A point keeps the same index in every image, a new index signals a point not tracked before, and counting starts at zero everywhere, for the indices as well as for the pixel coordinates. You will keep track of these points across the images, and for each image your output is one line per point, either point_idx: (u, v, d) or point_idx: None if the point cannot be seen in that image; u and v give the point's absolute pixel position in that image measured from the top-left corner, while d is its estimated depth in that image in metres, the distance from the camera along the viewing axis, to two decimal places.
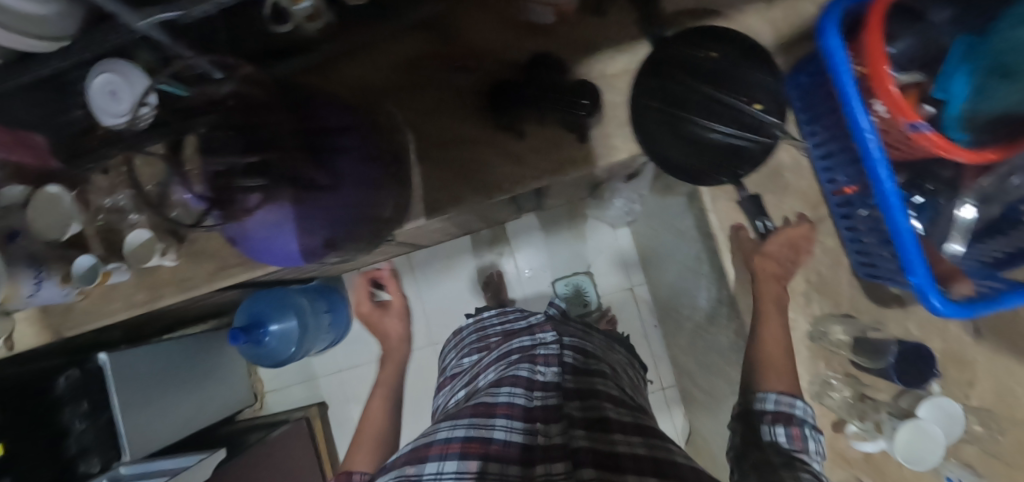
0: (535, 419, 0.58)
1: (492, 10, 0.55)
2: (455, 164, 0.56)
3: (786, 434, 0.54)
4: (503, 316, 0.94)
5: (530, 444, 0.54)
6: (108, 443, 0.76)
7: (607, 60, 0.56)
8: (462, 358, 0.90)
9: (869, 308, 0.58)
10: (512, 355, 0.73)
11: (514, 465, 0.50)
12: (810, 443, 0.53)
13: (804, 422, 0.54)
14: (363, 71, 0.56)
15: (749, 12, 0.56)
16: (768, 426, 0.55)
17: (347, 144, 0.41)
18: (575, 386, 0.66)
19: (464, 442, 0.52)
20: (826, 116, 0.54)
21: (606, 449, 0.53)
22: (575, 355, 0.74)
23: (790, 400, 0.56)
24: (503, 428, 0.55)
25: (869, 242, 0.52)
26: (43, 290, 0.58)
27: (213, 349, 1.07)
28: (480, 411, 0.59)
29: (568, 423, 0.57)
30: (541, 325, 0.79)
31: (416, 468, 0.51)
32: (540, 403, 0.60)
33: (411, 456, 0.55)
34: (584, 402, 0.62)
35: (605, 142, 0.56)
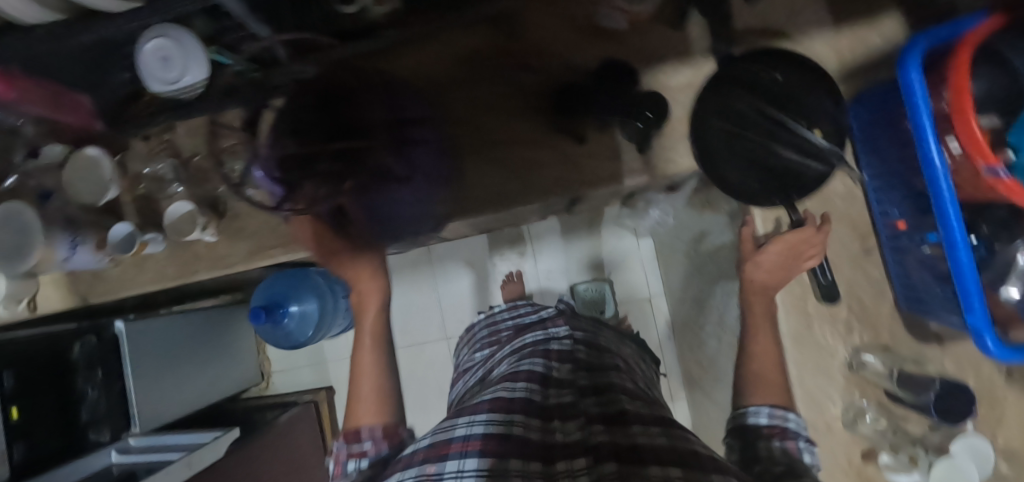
0: (552, 416, 0.45)
1: (561, 11, 0.54)
2: (508, 165, 0.55)
3: (782, 446, 0.46)
4: (514, 311, 0.89)
5: (546, 442, 0.40)
6: (119, 414, 0.74)
7: (673, 72, 0.56)
8: (474, 353, 0.82)
9: (909, 344, 0.59)
10: (526, 350, 0.64)
11: (535, 462, 0.36)
12: (806, 456, 0.46)
13: (798, 436, 0.48)
14: (424, 61, 0.56)
15: (816, 38, 0.56)
16: (763, 440, 0.48)
17: (419, 137, 0.45)
18: (589, 381, 0.53)
19: (485, 437, 0.38)
20: (886, 149, 0.54)
21: (627, 441, 0.38)
22: (587, 352, 0.64)
23: (782, 411, 0.50)
24: (522, 423, 0.41)
25: (920, 277, 0.53)
26: (77, 255, 0.56)
27: (226, 324, 1.05)
28: (499, 402, 0.45)
29: (585, 418, 0.44)
30: (553, 321, 0.75)
31: (436, 468, 0.37)
32: (556, 400, 0.48)
33: (427, 454, 0.40)
34: (601, 396, 0.48)
35: (663, 155, 0.57)
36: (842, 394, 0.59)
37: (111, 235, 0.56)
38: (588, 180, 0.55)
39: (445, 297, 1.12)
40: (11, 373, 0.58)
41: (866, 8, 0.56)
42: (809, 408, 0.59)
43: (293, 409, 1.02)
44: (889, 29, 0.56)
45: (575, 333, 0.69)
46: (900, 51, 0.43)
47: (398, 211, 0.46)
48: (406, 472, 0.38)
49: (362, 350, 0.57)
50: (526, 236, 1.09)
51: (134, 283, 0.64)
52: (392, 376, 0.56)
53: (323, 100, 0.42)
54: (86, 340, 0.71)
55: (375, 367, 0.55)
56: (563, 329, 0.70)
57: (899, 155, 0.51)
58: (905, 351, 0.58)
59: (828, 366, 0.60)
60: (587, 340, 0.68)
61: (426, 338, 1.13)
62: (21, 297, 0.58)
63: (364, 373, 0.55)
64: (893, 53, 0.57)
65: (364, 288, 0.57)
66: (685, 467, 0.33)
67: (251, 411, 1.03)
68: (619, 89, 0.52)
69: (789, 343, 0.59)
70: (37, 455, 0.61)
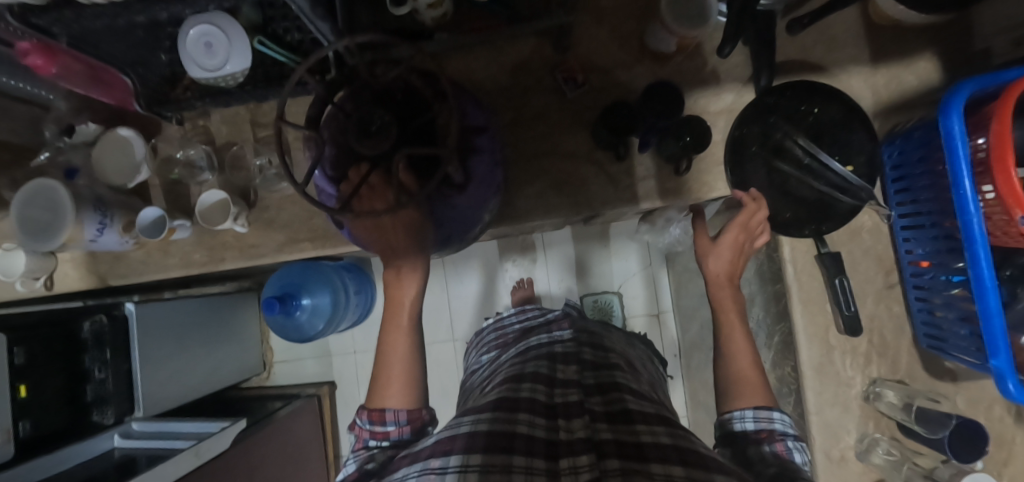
0: (557, 415, 0.38)
1: (607, 31, 0.58)
2: (549, 175, 0.59)
3: (771, 450, 0.40)
4: (523, 313, 0.83)
5: (549, 439, 0.33)
6: (125, 396, 0.73)
7: (711, 98, 0.58)
8: (481, 355, 0.78)
9: (924, 378, 0.61)
10: (531, 352, 0.57)
11: (539, 459, 0.29)
12: (798, 457, 0.40)
13: (787, 436, 0.41)
14: (473, 68, 0.59)
15: (853, 73, 0.58)
16: (750, 447, 0.41)
17: (482, 146, 0.45)
18: (594, 381, 0.47)
19: (488, 437, 0.32)
20: (913, 189, 0.56)
21: (630, 438, 0.32)
22: (591, 350, 0.57)
23: (766, 411, 0.43)
24: (526, 421, 0.35)
25: (940, 316, 0.55)
26: (104, 236, 0.55)
27: (231, 311, 1.04)
28: (503, 402, 0.39)
29: (591, 417, 0.37)
30: (558, 323, 0.68)
31: (439, 463, 0.31)
32: (561, 399, 0.41)
33: (431, 451, 0.33)
34: (608, 396, 0.42)
35: (697, 178, 0.59)
36: (856, 424, 0.62)
37: (141, 218, 0.56)
38: (624, 198, 0.58)
39: (455, 299, 1.12)
40: (23, 350, 0.57)
41: (903, 47, 0.57)
42: (823, 436, 0.62)
43: (297, 402, 1.02)
44: (924, 69, 0.58)
45: (580, 334, 0.63)
46: (944, 94, 0.44)
47: (448, 218, 0.45)
48: (406, 470, 0.32)
49: (393, 329, 0.48)
50: (540, 243, 1.10)
51: (159, 267, 0.63)
52: (422, 357, 0.49)
53: (382, 100, 0.39)
54: (96, 319, 0.69)
55: (407, 347, 0.47)
56: (569, 331, 0.63)
57: (932, 195, 0.52)
58: (921, 385, 0.61)
59: (844, 396, 0.62)
60: (592, 343, 0.60)
61: (435, 338, 1.13)
62: (38, 275, 0.61)
63: (392, 355, 0.47)
64: (927, 93, 0.58)
65: (405, 267, 0.46)
66: (690, 466, 0.28)
67: (253, 401, 1.02)
68: (666, 110, 0.53)
69: (808, 373, 0.62)
70: (42, 433, 0.60)
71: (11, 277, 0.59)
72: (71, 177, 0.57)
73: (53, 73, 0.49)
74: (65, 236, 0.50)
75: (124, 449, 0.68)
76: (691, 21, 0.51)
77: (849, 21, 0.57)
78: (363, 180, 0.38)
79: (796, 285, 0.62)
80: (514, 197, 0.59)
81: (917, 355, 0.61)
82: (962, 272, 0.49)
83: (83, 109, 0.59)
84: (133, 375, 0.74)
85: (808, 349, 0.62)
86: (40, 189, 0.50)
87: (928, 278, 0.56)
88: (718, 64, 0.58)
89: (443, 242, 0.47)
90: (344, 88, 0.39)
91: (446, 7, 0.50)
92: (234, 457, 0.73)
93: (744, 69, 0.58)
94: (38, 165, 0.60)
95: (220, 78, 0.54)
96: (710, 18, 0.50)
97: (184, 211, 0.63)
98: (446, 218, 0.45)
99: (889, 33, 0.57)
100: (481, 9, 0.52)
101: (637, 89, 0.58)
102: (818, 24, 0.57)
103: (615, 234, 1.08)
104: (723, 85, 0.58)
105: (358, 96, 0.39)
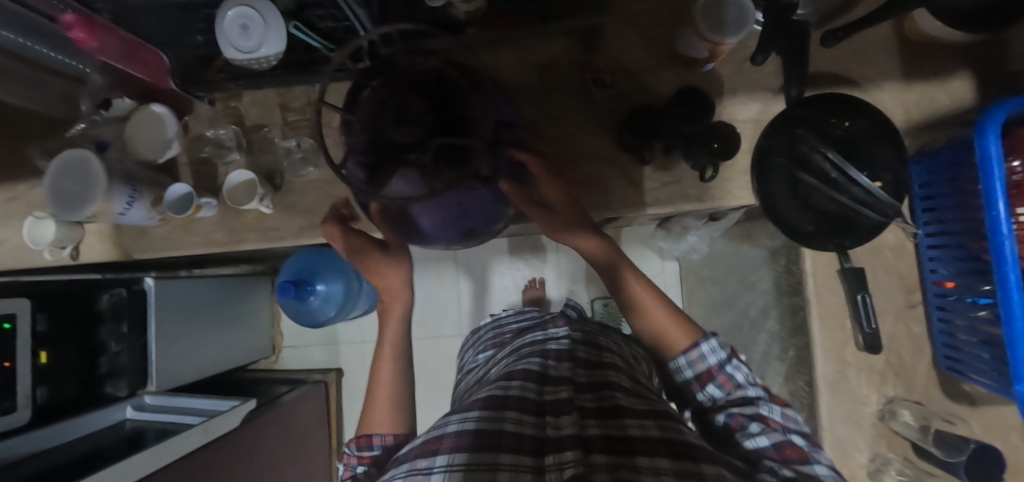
0: (546, 412, 0.38)
1: (638, 34, 0.58)
2: (575, 176, 0.59)
3: (716, 389, 0.48)
4: (521, 315, 0.82)
5: (537, 436, 0.33)
6: (138, 369, 0.74)
7: (739, 106, 0.58)
8: (478, 353, 0.77)
9: (941, 400, 0.60)
10: (524, 351, 0.57)
11: (526, 455, 0.30)
12: (739, 376, 0.47)
13: (722, 364, 0.48)
14: (504, 64, 0.59)
15: (884, 89, 0.58)
16: (698, 388, 0.50)
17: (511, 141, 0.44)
18: (587, 379, 0.46)
19: (475, 436, 0.32)
20: (944, 209, 0.55)
21: (618, 433, 0.32)
22: (585, 348, 0.57)
23: (696, 350, 0.50)
24: (514, 418, 0.35)
25: (963, 338, 0.54)
26: (133, 210, 0.56)
27: (243, 293, 1.05)
28: (492, 401, 0.39)
29: (580, 413, 0.37)
30: (555, 322, 0.67)
31: (426, 462, 0.31)
32: (551, 396, 0.41)
33: (418, 451, 0.34)
34: (599, 393, 0.42)
35: (721, 185, 0.58)
36: (868, 443, 0.62)
37: (169, 194, 0.57)
38: (645, 201, 0.59)
39: (465, 295, 1.13)
40: (44, 316, 0.59)
41: (937, 65, 0.57)
42: (833, 452, 0.62)
43: (304, 387, 1.02)
44: (958, 89, 0.57)
45: (574, 332, 0.62)
46: (979, 114, 0.43)
47: (473, 209, 0.43)
48: (395, 471, 0.33)
49: (381, 359, 0.59)
50: (552, 244, 1.10)
51: (180, 244, 0.64)
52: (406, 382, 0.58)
53: (415, 88, 0.38)
54: (115, 293, 0.71)
55: (392, 372, 0.58)
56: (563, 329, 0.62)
57: (957, 216, 0.52)
58: (937, 407, 0.60)
59: (858, 414, 0.62)
60: (588, 341, 0.59)
61: (440, 333, 1.13)
62: (64, 245, 0.62)
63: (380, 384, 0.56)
64: (961, 113, 0.57)
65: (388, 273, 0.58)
66: (678, 458, 0.28)
67: (260, 383, 1.03)
68: (693, 116, 0.53)
69: (822, 388, 0.61)
70: (58, 401, 0.61)
71: (39, 245, 0.61)
72: (101, 150, 0.58)
73: (93, 47, 0.49)
74: (94, 207, 0.51)
75: (136, 421, 0.70)
76: (727, 28, 0.50)
77: (883, 36, 0.57)
78: (387, 167, 0.38)
79: (815, 299, 0.61)
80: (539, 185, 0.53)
81: (936, 378, 0.60)
82: (990, 295, 0.48)
83: (117, 85, 0.60)
84: (147, 349, 0.75)
85: (824, 364, 0.61)
86: (73, 161, 0.51)
87: (952, 301, 0.55)
88: (749, 73, 0.58)
89: (467, 236, 0.48)
90: (375, 75, 0.39)
91: (479, 3, 0.51)
92: (238, 438, 0.73)
93: (774, 79, 0.58)
94: (73, 136, 0.61)
95: (254, 61, 0.54)
96: (747, 25, 0.50)
97: (210, 190, 0.64)
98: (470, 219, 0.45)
99: (923, 50, 0.57)
100: (514, 6, 0.53)
101: (664, 93, 0.58)
102: (851, 38, 0.57)
103: (628, 240, 0.97)
104: (752, 94, 0.58)
105: (391, 84, 0.38)
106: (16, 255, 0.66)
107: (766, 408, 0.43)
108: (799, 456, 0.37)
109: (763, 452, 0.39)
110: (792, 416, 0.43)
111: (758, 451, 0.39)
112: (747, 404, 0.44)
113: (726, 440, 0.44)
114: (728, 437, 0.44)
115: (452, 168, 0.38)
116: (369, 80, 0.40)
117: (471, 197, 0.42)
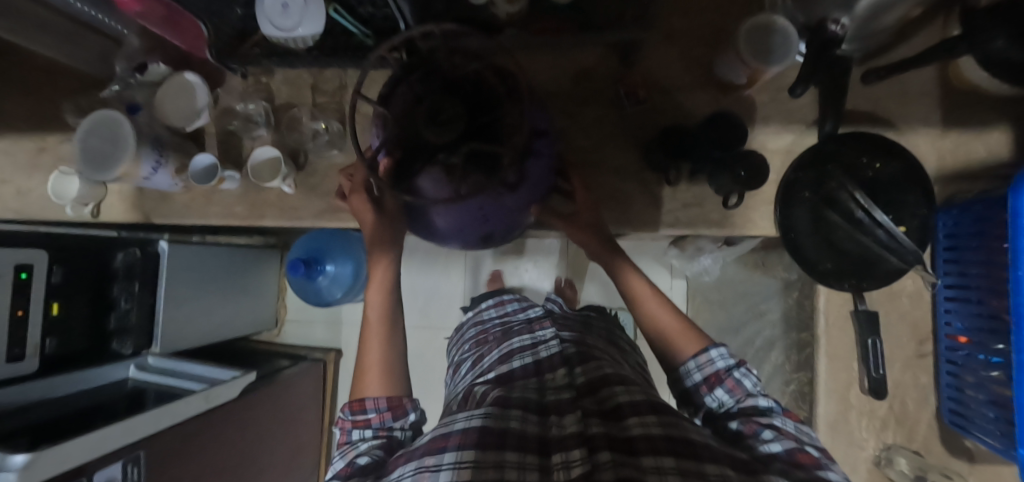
0: (549, 413, 0.39)
1: (677, 51, 0.58)
2: (597, 188, 0.59)
3: (726, 394, 0.45)
4: (502, 306, 0.79)
5: (541, 435, 0.34)
6: (145, 329, 0.75)
7: (770, 135, 0.58)
8: (462, 353, 0.73)
9: (940, 453, 0.60)
10: (514, 357, 0.55)
11: (531, 454, 0.30)
12: (748, 383, 0.46)
13: (731, 369, 0.47)
14: (537, 67, 0.59)
15: (920, 133, 0.57)
16: (704, 394, 0.47)
17: (540, 150, 0.44)
18: (585, 379, 0.47)
19: (481, 433, 0.32)
20: (968, 263, 0.54)
21: (622, 433, 0.33)
22: (580, 349, 0.57)
23: (705, 355, 0.49)
24: (518, 418, 0.36)
25: (970, 395, 0.54)
26: (157, 176, 0.57)
27: (254, 264, 1.06)
28: (498, 400, 0.40)
29: (583, 413, 0.38)
30: (542, 323, 0.65)
31: (434, 459, 0.31)
32: (553, 399, 0.42)
33: (426, 449, 0.34)
34: (600, 395, 0.42)
35: (744, 214, 0.58)
36: None
37: (194, 164, 0.57)
38: (666, 221, 0.58)
39: (472, 291, 1.13)
40: (60, 269, 0.60)
41: (976, 116, 0.56)
42: None
43: (303, 364, 1.03)
44: (995, 141, 0.56)
45: (562, 333, 0.62)
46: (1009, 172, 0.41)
47: (493, 214, 0.44)
48: (403, 468, 0.33)
49: (367, 328, 0.56)
50: (564, 250, 1.09)
51: (200, 213, 0.65)
52: (399, 352, 0.55)
53: (451, 88, 0.39)
54: (130, 251, 0.71)
55: (380, 339, 0.55)
56: (552, 330, 0.61)
57: (981, 272, 0.52)
58: (935, 460, 0.60)
59: (854, 456, 0.62)
60: (578, 342, 0.60)
61: (442, 325, 1.14)
62: (86, 202, 0.63)
63: (370, 354, 0.54)
64: (994, 167, 0.56)
65: (372, 258, 0.58)
66: (681, 457, 0.29)
67: (261, 355, 1.05)
68: (724, 142, 0.52)
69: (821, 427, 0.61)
70: (67, 352, 0.62)
71: (63, 200, 0.61)
72: (132, 113, 0.58)
73: (134, 10, 0.51)
74: (122, 170, 0.52)
75: (138, 381, 0.70)
76: (767, 57, 0.49)
77: (924, 80, 0.56)
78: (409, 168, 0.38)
79: (825, 338, 0.61)
80: (562, 183, 0.53)
81: (938, 431, 0.60)
82: (1002, 354, 0.48)
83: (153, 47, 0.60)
84: (155, 310, 0.76)
85: (825, 403, 0.61)
86: (104, 121, 0.52)
87: (964, 355, 0.55)
88: (784, 103, 0.57)
89: (483, 241, 0.49)
90: (408, 74, 0.40)
91: (522, 4, 0.50)
92: (235, 409, 0.74)
93: (809, 112, 0.57)
94: (106, 95, 0.62)
95: (290, 39, 0.54)
96: (789, 56, 0.48)
97: (235, 163, 0.64)
98: (486, 225, 0.45)
99: (964, 100, 0.56)
100: (557, 11, 0.53)
101: (697, 114, 0.58)
102: (892, 79, 0.56)
103: (641, 254, 0.94)
104: (786, 125, 0.57)
105: (428, 81, 0.39)
106: (38, 205, 0.67)
107: (780, 419, 0.40)
108: (813, 462, 0.34)
109: (778, 457, 0.35)
110: (806, 432, 0.40)
111: (773, 456, 0.35)
112: (759, 408, 0.42)
113: (734, 442, 0.41)
114: (736, 439, 0.41)
115: (481, 172, 0.38)
116: (404, 77, 0.40)
117: (496, 205, 0.42)
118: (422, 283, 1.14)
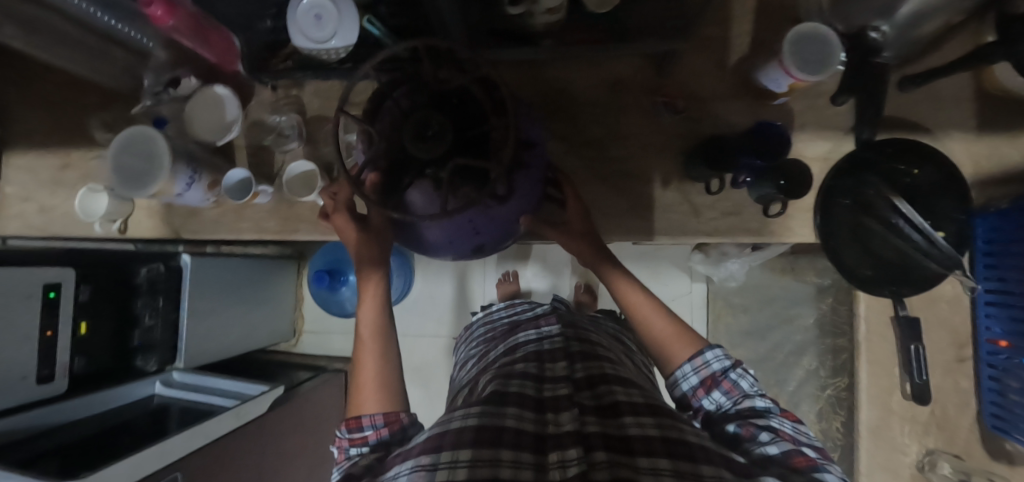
0: (545, 408, 0.38)
1: (711, 60, 0.58)
2: (630, 196, 0.59)
3: (722, 395, 0.46)
4: (512, 307, 0.78)
5: (538, 432, 0.33)
6: (168, 345, 0.73)
7: (806, 143, 0.58)
8: (469, 351, 0.73)
9: (981, 456, 0.61)
10: (519, 350, 0.54)
11: (527, 452, 0.30)
12: (744, 384, 0.46)
13: (726, 371, 0.47)
14: (571, 77, 0.59)
15: (955, 138, 0.57)
16: (700, 397, 0.48)
17: (531, 162, 0.43)
18: (585, 374, 0.46)
19: (477, 431, 0.32)
20: (1007, 268, 0.54)
21: (618, 432, 0.32)
22: (582, 344, 0.56)
23: (700, 357, 0.49)
24: (514, 414, 0.35)
25: (1013, 399, 0.55)
26: (190, 192, 0.56)
27: (270, 274, 1.05)
28: (493, 396, 0.39)
29: (580, 411, 0.37)
30: (546, 319, 0.65)
31: (429, 458, 0.30)
32: (550, 393, 0.41)
33: (421, 448, 0.33)
34: (597, 390, 0.42)
35: (783, 222, 0.58)
36: None
37: (228, 178, 0.57)
38: (705, 229, 0.58)
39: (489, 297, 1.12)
40: (87, 287, 0.59)
41: (1011, 119, 0.56)
42: None
43: (324, 375, 1.03)
44: None
45: (567, 329, 0.60)
46: None
47: (484, 227, 0.44)
48: (398, 467, 0.32)
49: (360, 343, 0.54)
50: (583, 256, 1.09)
51: (231, 228, 0.64)
52: (394, 364, 0.52)
53: (439, 102, 0.37)
54: (153, 267, 0.69)
55: (375, 353, 0.52)
56: (557, 326, 0.60)
57: (1019, 276, 0.52)
58: (976, 463, 0.61)
59: None
60: (581, 339, 0.58)
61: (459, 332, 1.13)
62: (115, 219, 0.62)
63: (364, 372, 0.51)
64: None
65: (364, 274, 0.56)
66: (677, 459, 0.28)
67: (278, 366, 1.04)
68: (763, 149, 0.52)
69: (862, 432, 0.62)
70: (94, 370, 0.62)
71: (91, 218, 0.63)
72: (159, 126, 0.58)
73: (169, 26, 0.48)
74: (157, 185, 0.51)
75: (163, 397, 0.69)
76: (810, 66, 0.48)
77: (958, 85, 0.56)
78: (398, 184, 0.38)
79: (866, 346, 0.63)
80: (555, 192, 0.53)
81: (978, 435, 0.61)
82: None
83: (181, 61, 0.59)
84: (178, 327, 0.74)
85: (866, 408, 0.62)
86: (137, 136, 0.51)
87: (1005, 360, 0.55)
88: (820, 110, 0.57)
89: (476, 252, 0.49)
90: (399, 86, 0.38)
91: (560, 15, 0.50)
92: (266, 424, 0.73)
93: (845, 119, 0.57)
94: (134, 112, 0.61)
95: (323, 51, 0.53)
96: (830, 65, 0.48)
97: (267, 177, 0.63)
98: (478, 236, 0.45)
99: (999, 104, 0.56)
100: (590, 21, 0.53)
101: (733, 122, 0.58)
102: (927, 85, 0.56)
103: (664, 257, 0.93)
104: (822, 132, 0.57)
105: (417, 94, 0.37)
106: (63, 222, 0.66)
107: (776, 421, 0.40)
108: (809, 464, 0.33)
109: (773, 460, 0.35)
110: (803, 432, 0.40)
111: (770, 458, 0.35)
112: (755, 409, 0.43)
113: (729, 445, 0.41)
114: (732, 440, 0.41)
115: (472, 185, 0.37)
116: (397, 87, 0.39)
117: (484, 215, 0.42)
118: (438, 290, 1.13)
